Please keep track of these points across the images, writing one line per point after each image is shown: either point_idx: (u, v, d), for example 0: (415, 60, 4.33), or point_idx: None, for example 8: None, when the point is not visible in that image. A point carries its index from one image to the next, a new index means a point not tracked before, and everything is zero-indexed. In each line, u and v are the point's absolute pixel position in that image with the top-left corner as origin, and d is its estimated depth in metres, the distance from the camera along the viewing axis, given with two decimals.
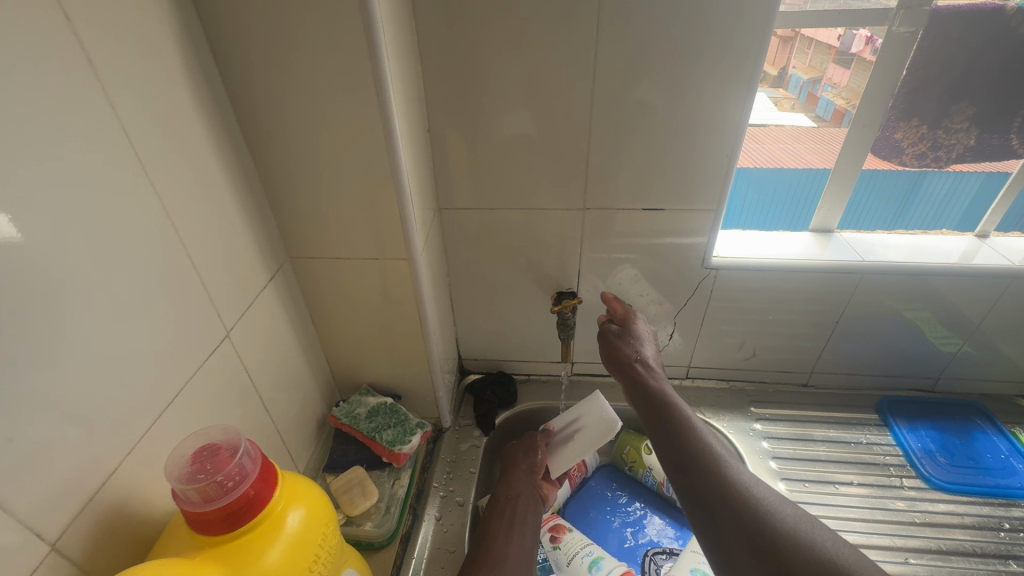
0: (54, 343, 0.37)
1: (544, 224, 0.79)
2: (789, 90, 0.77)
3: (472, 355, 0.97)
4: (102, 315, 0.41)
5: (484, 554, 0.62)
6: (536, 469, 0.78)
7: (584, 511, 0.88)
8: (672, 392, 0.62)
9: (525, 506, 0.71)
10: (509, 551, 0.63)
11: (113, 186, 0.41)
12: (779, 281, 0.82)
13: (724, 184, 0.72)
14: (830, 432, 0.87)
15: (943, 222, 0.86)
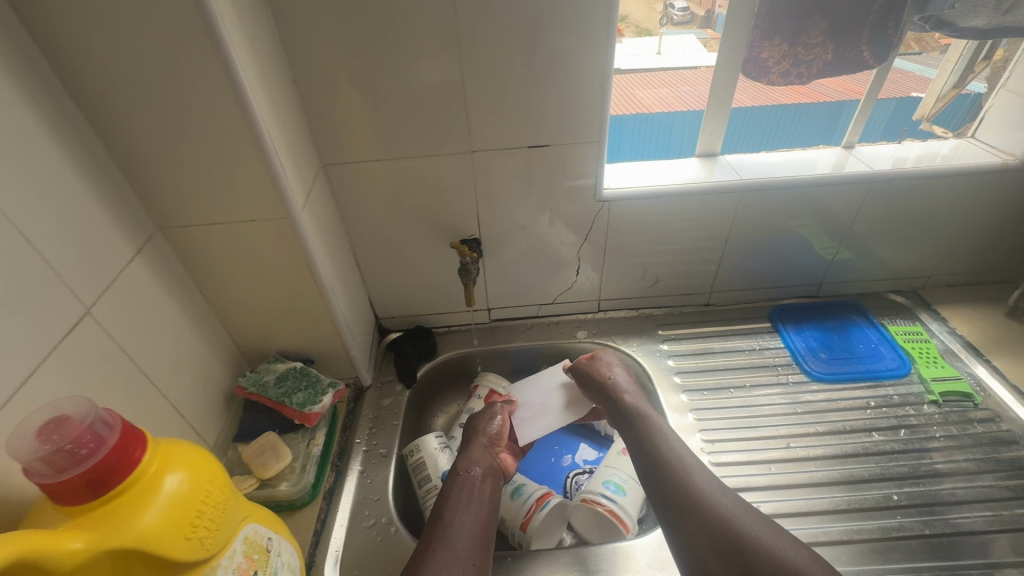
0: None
1: (434, 170, 0.78)
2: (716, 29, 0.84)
3: (388, 313, 0.97)
4: None
5: (437, 532, 0.62)
6: (494, 443, 0.78)
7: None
8: (659, 421, 0.72)
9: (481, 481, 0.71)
10: (464, 527, 0.63)
11: None
12: (667, 206, 0.86)
13: (602, 115, 0.73)
14: (727, 343, 0.95)
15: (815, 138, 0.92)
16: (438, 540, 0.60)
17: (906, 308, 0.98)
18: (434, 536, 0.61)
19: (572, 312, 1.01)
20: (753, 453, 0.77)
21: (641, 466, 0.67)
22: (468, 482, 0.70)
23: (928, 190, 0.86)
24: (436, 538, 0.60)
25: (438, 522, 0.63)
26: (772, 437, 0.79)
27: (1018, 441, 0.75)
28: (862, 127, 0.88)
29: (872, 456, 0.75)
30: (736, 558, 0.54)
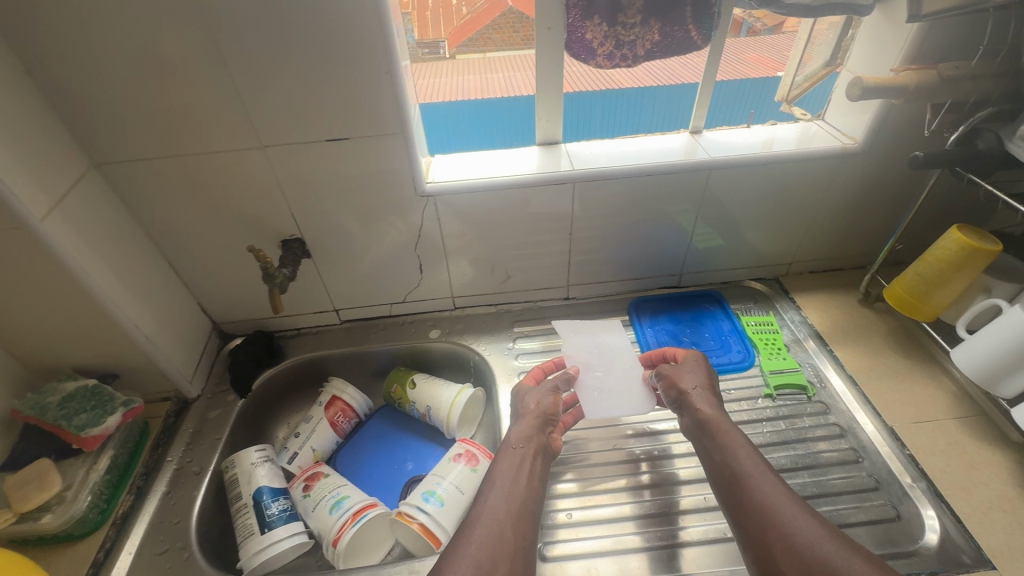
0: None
1: (229, 167, 0.71)
2: None
3: (226, 318, 0.92)
4: None
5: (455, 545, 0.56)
6: (548, 422, 0.74)
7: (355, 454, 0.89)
8: (718, 433, 0.67)
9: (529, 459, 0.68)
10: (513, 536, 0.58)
11: None
12: (500, 199, 0.81)
13: (400, 105, 0.68)
14: (580, 338, 0.92)
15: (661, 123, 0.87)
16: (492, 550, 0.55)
17: (765, 296, 0.96)
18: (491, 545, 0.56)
19: (426, 310, 0.96)
20: (556, 468, 0.76)
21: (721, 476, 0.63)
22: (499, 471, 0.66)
23: (772, 177, 0.83)
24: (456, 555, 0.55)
25: (468, 514, 0.60)
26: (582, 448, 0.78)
27: (841, 433, 0.74)
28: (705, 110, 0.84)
29: None
30: None
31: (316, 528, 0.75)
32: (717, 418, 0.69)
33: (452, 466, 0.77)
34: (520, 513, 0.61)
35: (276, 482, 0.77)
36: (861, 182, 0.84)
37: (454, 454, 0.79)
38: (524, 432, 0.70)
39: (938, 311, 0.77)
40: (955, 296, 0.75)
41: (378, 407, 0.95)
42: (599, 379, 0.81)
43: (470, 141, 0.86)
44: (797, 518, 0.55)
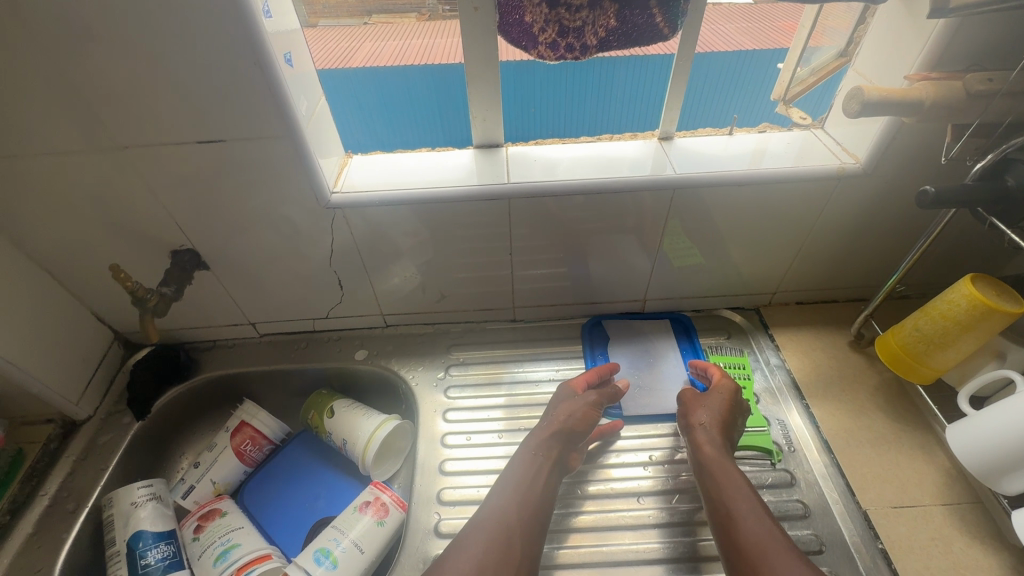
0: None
1: (88, 171, 0.60)
2: None
3: (130, 328, 0.83)
4: None
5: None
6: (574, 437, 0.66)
7: (263, 488, 0.79)
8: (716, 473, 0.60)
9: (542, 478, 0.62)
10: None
11: None
12: (421, 213, 0.68)
13: (281, 102, 0.56)
14: (521, 369, 0.81)
15: (622, 124, 0.75)
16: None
17: (741, 331, 0.83)
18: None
19: (354, 328, 0.86)
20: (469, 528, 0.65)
21: (718, 517, 0.57)
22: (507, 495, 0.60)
23: (752, 198, 0.69)
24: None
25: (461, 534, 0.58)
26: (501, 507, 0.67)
27: (805, 513, 0.63)
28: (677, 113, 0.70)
29: (627, 532, 0.62)
30: None
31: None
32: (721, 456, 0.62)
33: (357, 517, 0.68)
34: (518, 528, 0.57)
35: (160, 524, 0.69)
36: (860, 207, 0.70)
37: (362, 502, 0.69)
38: (546, 440, 0.65)
39: (937, 373, 0.64)
40: (961, 359, 0.61)
41: (296, 432, 0.85)
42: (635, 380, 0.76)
43: (398, 137, 0.74)
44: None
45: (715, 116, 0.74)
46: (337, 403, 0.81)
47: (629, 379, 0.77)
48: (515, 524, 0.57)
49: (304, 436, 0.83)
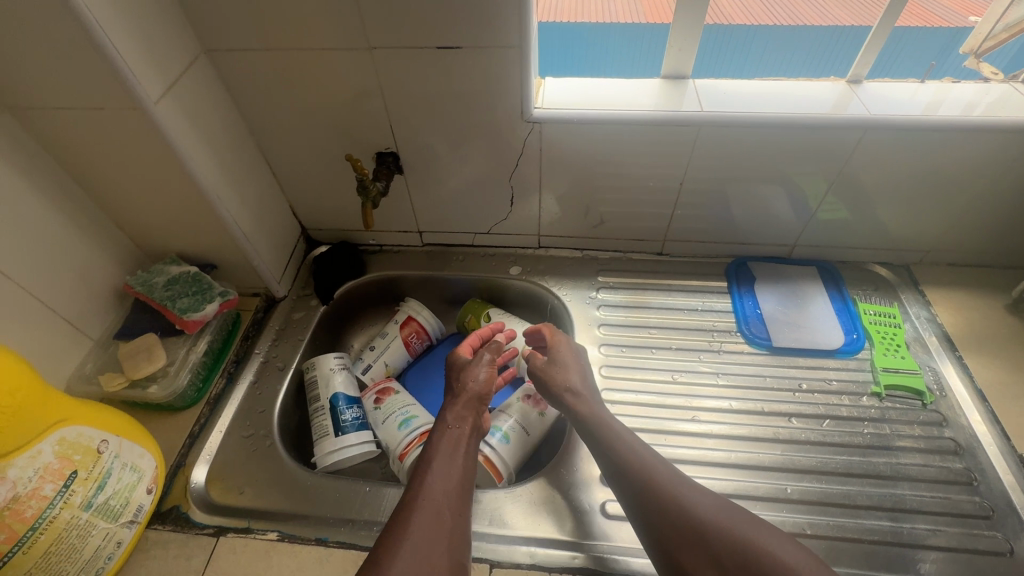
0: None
1: (335, 69, 0.68)
2: None
3: (315, 225, 0.92)
4: None
5: (412, 513, 0.56)
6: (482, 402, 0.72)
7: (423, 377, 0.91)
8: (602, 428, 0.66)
9: (467, 431, 0.67)
10: (444, 507, 0.58)
11: None
12: (609, 136, 0.73)
13: (522, 13, 0.60)
14: (668, 299, 0.84)
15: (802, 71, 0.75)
16: (427, 524, 0.55)
17: (889, 285, 0.85)
18: (428, 518, 0.56)
19: (510, 246, 0.93)
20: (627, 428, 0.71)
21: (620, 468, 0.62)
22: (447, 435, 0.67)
23: (948, 146, 0.68)
24: (404, 529, 0.54)
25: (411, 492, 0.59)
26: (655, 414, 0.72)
27: (957, 452, 0.66)
28: (874, 57, 0.71)
29: (782, 445, 0.68)
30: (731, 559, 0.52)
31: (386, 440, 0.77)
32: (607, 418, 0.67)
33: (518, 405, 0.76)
34: (467, 489, 0.61)
35: (351, 390, 0.79)
36: None
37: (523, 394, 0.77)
38: (459, 411, 0.68)
39: None
40: None
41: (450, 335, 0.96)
42: (784, 314, 0.80)
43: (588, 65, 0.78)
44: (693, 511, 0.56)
45: (903, 67, 0.75)
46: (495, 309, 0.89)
47: (778, 315, 0.80)
48: (466, 486, 0.61)
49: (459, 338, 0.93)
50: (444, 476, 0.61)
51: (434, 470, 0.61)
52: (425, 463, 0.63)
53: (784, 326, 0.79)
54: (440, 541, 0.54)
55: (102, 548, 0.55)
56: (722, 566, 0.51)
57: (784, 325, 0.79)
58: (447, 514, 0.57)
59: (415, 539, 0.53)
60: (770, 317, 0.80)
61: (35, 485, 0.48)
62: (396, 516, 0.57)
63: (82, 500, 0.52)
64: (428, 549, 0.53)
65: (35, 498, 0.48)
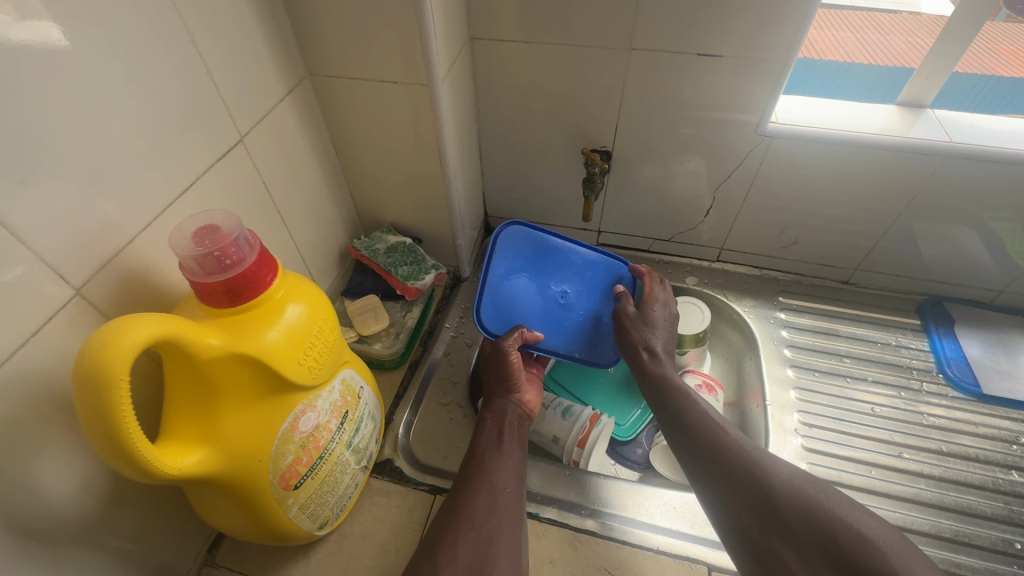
0: (27, 82, 0.35)
1: (584, 66, 0.71)
2: None
3: (498, 213, 0.96)
4: (118, 95, 0.41)
5: (460, 502, 0.55)
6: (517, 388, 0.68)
7: (510, 313, 0.72)
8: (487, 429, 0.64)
9: (509, 423, 0.65)
10: (497, 488, 0.57)
11: None
12: (840, 158, 0.72)
13: (803, 30, 0.61)
14: (857, 329, 0.83)
15: None
16: (478, 508, 0.54)
17: None
18: (479, 504, 0.55)
19: (687, 255, 0.93)
20: (832, 451, 0.69)
21: (711, 444, 0.55)
22: (496, 423, 0.65)
23: None
24: (455, 512, 0.54)
25: (463, 481, 0.58)
26: (861, 442, 0.70)
27: None
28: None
29: (1002, 496, 0.65)
30: (816, 538, 0.46)
31: (543, 428, 0.74)
32: (678, 388, 0.62)
33: None
34: (515, 479, 0.59)
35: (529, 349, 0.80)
36: None
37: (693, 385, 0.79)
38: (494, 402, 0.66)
39: None
40: None
41: (494, 236, 0.76)
42: (994, 363, 0.77)
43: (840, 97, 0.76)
44: (790, 493, 0.49)
45: None
46: (700, 306, 0.81)
47: (985, 362, 0.78)
48: (514, 476, 0.60)
49: (509, 237, 0.76)
50: (500, 462, 0.60)
51: (489, 462, 0.60)
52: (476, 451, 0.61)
53: (995, 376, 0.76)
54: (498, 526, 0.53)
55: (349, 487, 0.58)
56: (820, 542, 0.46)
57: (995, 375, 0.76)
58: (497, 495, 0.56)
59: (463, 525, 0.53)
60: (978, 365, 0.77)
61: (328, 418, 0.52)
62: (448, 501, 0.56)
63: (347, 438, 0.56)
64: (488, 530, 0.53)
65: (326, 430, 0.52)
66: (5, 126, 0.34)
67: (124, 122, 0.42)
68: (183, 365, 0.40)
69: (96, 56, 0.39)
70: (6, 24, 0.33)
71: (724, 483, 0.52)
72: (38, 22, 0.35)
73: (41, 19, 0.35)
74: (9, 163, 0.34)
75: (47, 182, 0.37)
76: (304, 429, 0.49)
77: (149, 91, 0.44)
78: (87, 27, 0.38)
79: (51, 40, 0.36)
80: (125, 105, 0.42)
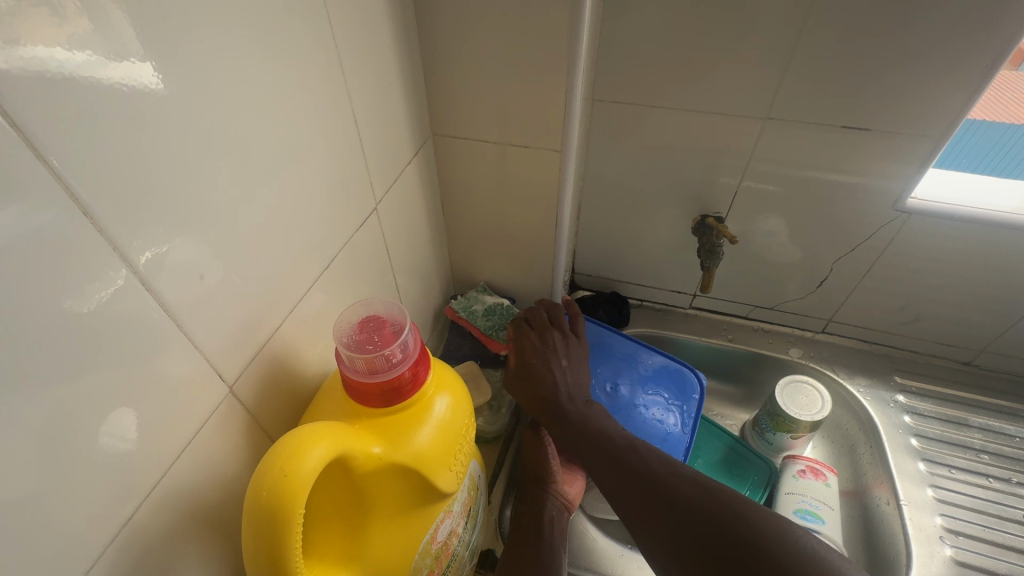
0: (216, 165, 0.32)
1: (708, 133, 0.67)
2: None
3: (586, 271, 0.91)
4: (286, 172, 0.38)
5: None
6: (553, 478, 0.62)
7: None
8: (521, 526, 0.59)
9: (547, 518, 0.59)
10: None
11: (302, 30, 0.37)
12: (986, 239, 0.67)
13: (964, 106, 0.57)
14: (990, 420, 0.76)
15: None
16: None
17: None
18: None
19: (789, 325, 0.87)
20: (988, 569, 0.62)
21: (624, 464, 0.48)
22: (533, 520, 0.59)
23: None
24: None
25: None
26: (1020, 560, 0.63)
27: None
28: None
29: None
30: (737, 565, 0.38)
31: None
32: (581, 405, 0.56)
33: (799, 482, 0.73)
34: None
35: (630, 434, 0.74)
36: None
37: (798, 470, 0.74)
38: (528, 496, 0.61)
39: None
40: None
41: None
42: None
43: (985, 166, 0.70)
44: (684, 506, 0.43)
45: None
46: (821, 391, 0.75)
47: None
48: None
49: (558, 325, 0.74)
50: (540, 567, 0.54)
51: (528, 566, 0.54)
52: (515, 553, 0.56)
53: None
54: None
55: None
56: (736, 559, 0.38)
57: None
58: None
59: None
60: None
61: (459, 521, 0.46)
62: None
63: (467, 537, 0.50)
64: None
65: (456, 535, 0.46)
66: (193, 217, 0.31)
67: (287, 200, 0.39)
68: (338, 477, 0.35)
69: (271, 131, 0.36)
70: (94, 62, 0.24)
71: (651, 508, 0.44)
72: (132, 61, 0.26)
73: (134, 55, 0.26)
74: (191, 254, 0.31)
75: (219, 271, 0.34)
76: (440, 539, 0.43)
77: (309, 164, 0.41)
78: (267, 102, 0.35)
79: (143, 85, 0.27)
80: (288, 181, 0.39)
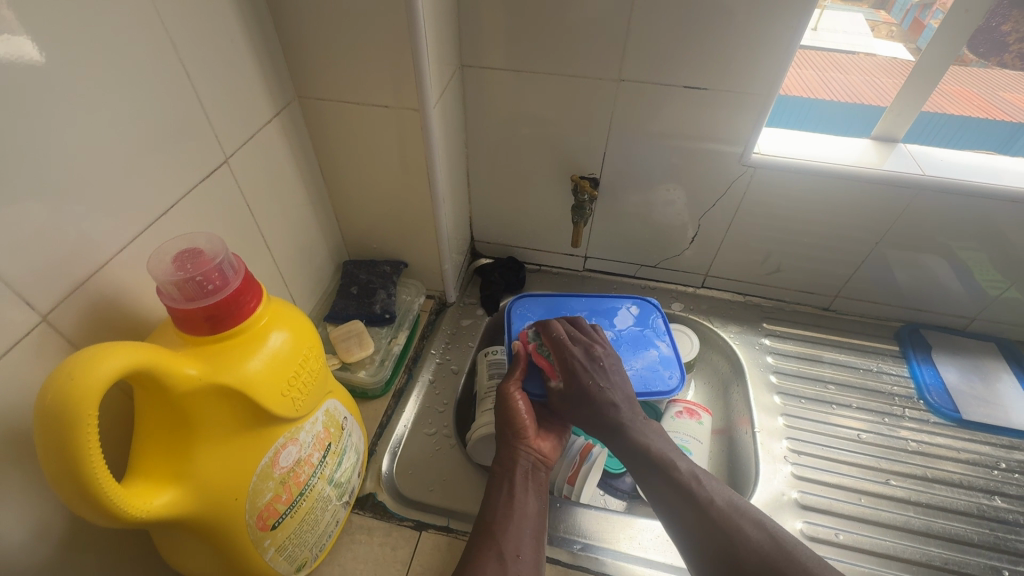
0: (9, 98, 0.34)
1: (570, 96, 0.72)
2: (894, 14, 0.73)
3: (484, 238, 0.95)
4: (103, 114, 0.40)
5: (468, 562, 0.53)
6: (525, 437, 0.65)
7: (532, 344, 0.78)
8: (496, 482, 0.62)
9: (522, 475, 0.62)
10: (511, 552, 0.54)
11: None
12: (821, 189, 0.74)
13: (783, 67, 0.64)
14: (840, 356, 0.84)
15: (996, 147, 0.74)
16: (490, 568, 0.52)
17: None
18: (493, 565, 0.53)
19: (672, 281, 0.93)
20: (823, 479, 0.69)
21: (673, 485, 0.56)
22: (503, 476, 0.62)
23: None
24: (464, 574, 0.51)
25: (478, 544, 0.55)
26: (848, 470, 0.71)
27: None
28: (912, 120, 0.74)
29: (985, 521, 0.66)
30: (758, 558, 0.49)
31: None
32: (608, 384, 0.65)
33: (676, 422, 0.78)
34: (527, 537, 0.56)
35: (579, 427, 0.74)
36: None
37: (676, 410, 0.78)
38: (502, 455, 0.63)
39: None
40: None
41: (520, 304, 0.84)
42: (975, 389, 0.79)
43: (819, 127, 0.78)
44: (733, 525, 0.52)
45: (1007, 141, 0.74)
46: (692, 335, 0.82)
47: (963, 388, 0.79)
48: (529, 534, 0.57)
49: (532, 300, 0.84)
50: (515, 522, 0.57)
51: (501, 520, 0.57)
52: (489, 507, 0.59)
53: (976, 403, 0.77)
54: None
55: (328, 525, 0.55)
56: (755, 553, 0.49)
57: (976, 403, 0.77)
58: (507, 557, 0.54)
59: None
60: (958, 392, 0.79)
61: (310, 452, 0.49)
62: (462, 561, 0.54)
63: (329, 473, 0.53)
64: None
65: (308, 465, 0.49)
66: None
67: (108, 142, 0.41)
68: (156, 394, 0.37)
69: (82, 73, 0.38)
70: None
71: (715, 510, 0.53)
72: (14, 37, 0.33)
73: (19, 35, 0.33)
74: None
75: (18, 200, 0.35)
76: (284, 465, 0.46)
77: (136, 110, 0.43)
78: (73, 41, 0.37)
79: (29, 58, 0.34)
80: (109, 122, 0.41)
